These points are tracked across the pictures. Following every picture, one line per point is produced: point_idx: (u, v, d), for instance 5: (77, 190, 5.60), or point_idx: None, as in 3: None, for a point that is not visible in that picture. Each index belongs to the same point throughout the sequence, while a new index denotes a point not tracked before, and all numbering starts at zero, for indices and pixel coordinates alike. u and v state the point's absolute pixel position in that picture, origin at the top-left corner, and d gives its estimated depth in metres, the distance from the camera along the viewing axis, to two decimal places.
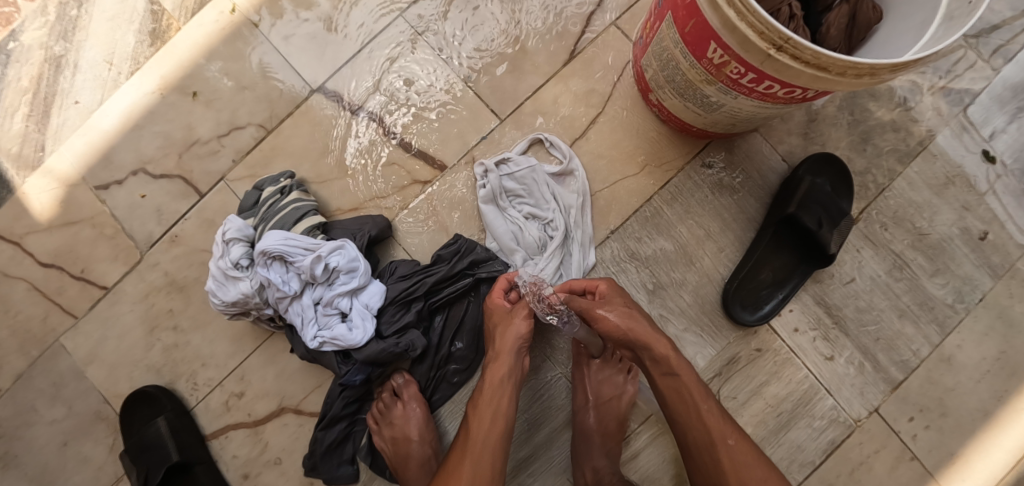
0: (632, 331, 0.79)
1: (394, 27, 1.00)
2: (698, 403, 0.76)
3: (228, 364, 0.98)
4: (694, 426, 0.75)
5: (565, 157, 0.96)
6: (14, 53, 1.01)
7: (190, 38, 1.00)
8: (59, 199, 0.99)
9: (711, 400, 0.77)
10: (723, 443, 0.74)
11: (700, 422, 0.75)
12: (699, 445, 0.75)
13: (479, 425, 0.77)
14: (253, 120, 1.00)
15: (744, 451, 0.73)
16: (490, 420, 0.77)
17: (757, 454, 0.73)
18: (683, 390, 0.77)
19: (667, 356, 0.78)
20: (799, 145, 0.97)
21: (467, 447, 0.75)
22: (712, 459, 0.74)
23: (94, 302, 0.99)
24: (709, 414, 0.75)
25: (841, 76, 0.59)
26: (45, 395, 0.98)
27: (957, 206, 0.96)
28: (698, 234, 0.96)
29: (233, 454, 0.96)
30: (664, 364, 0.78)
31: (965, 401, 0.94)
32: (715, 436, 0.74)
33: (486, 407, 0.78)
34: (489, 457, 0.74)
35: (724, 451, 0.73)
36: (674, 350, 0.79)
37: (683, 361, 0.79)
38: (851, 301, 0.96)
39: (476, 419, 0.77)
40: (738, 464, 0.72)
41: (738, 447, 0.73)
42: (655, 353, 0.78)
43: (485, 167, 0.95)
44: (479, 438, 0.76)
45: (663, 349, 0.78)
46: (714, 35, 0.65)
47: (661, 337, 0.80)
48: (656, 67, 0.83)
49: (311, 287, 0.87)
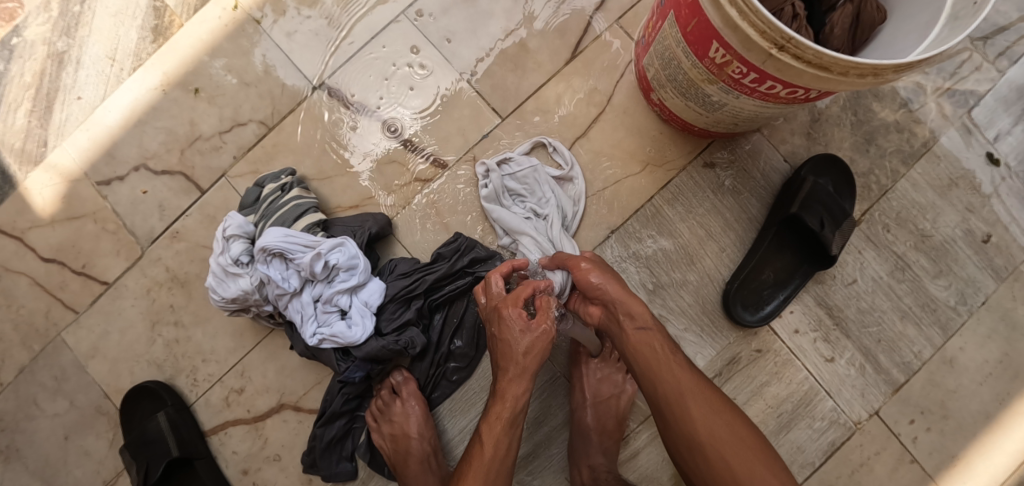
0: (611, 292, 0.78)
1: (397, 25, 1.00)
2: (668, 356, 0.74)
3: (228, 360, 0.98)
4: (666, 379, 0.73)
5: (566, 162, 0.96)
6: (17, 48, 1.01)
7: (192, 34, 1.01)
8: (61, 194, 1.00)
9: (679, 354, 0.76)
10: (693, 396, 0.72)
11: (670, 371, 0.73)
12: (668, 399, 0.72)
13: (491, 446, 0.75)
14: (255, 117, 1.00)
15: (711, 401, 0.72)
16: (502, 443, 0.75)
17: (725, 405, 0.73)
18: (655, 344, 0.75)
19: (643, 311, 0.77)
20: (802, 145, 0.97)
21: (473, 469, 0.74)
22: (682, 411, 0.71)
23: (95, 297, 0.99)
24: (680, 369, 0.73)
25: (843, 76, 0.58)
26: (47, 389, 0.98)
27: (960, 207, 0.95)
28: (699, 234, 0.96)
29: (233, 449, 0.97)
30: (638, 319, 0.76)
31: (967, 403, 0.93)
32: (685, 386, 0.72)
33: (497, 431, 0.75)
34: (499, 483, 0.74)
35: (694, 403, 0.71)
36: (648, 308, 0.78)
37: (653, 319, 0.77)
38: (853, 302, 0.95)
39: (489, 438, 0.75)
40: (710, 414, 0.71)
41: (709, 398, 0.72)
42: (626, 311, 0.77)
43: (487, 167, 0.95)
44: (492, 465, 0.74)
45: (636, 306, 0.77)
46: (716, 35, 0.65)
47: (635, 296, 0.78)
48: (658, 66, 0.83)
49: (311, 285, 0.87)
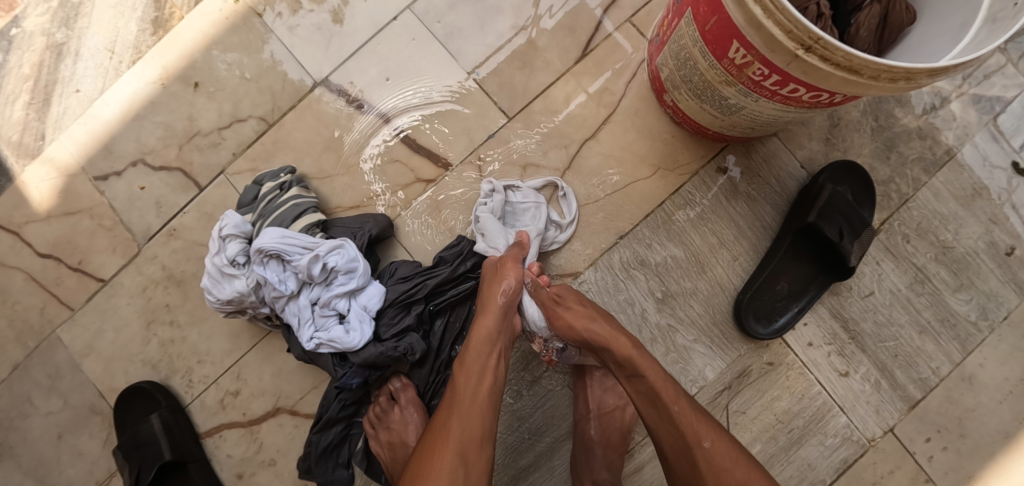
0: (589, 334, 0.78)
1: (401, 20, 0.97)
2: (667, 404, 0.72)
3: (224, 362, 0.95)
4: (667, 429, 0.71)
5: (571, 214, 0.92)
6: (16, 39, 0.99)
7: (193, 27, 0.98)
8: (58, 189, 0.98)
9: (684, 399, 0.73)
10: (698, 446, 0.69)
11: (671, 424, 0.71)
12: (674, 451, 0.71)
13: (467, 377, 0.75)
14: (255, 113, 0.97)
15: (722, 454, 0.68)
16: (479, 376, 0.75)
17: (740, 455, 0.69)
18: (653, 392, 0.73)
19: (629, 357, 0.76)
20: (820, 151, 0.93)
21: (455, 400, 0.73)
22: (688, 463, 0.69)
23: (91, 294, 0.97)
24: (681, 417, 0.71)
25: (873, 80, 0.55)
26: (41, 386, 0.96)
27: (984, 218, 0.92)
28: (711, 242, 0.93)
29: (227, 453, 0.94)
30: (629, 366, 0.76)
31: (986, 422, 0.89)
32: (688, 439, 0.70)
33: (466, 378, 0.75)
34: (479, 414, 0.72)
35: (700, 455, 0.68)
36: (637, 352, 0.76)
37: (650, 362, 0.76)
38: (869, 315, 0.92)
39: (462, 371, 0.76)
40: (718, 467, 0.67)
41: (718, 448, 0.69)
42: (620, 350, 0.76)
43: (493, 186, 0.91)
44: (469, 393, 0.74)
45: (624, 350, 0.76)
46: (738, 34, 0.61)
47: (625, 337, 0.78)
48: (673, 67, 0.79)
49: (309, 287, 0.85)
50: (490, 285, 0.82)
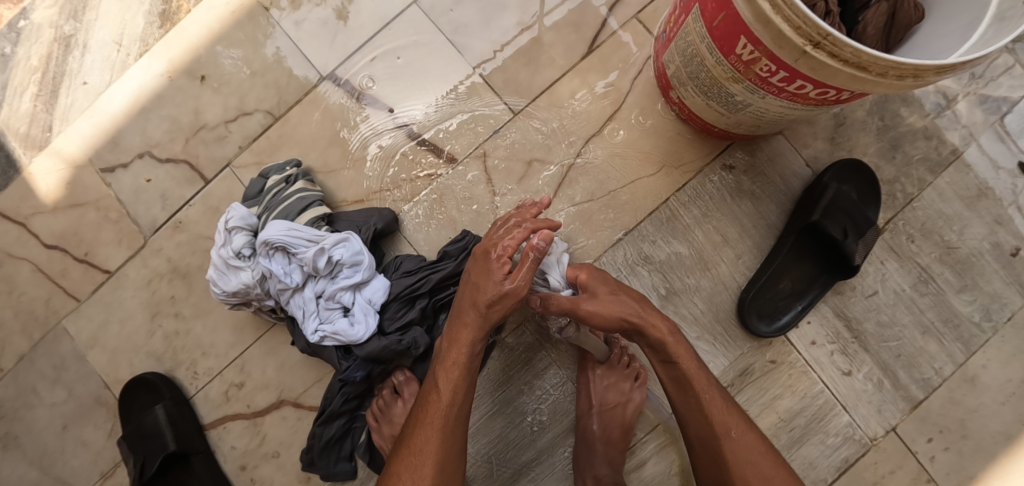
0: (625, 319, 0.76)
1: (408, 15, 0.98)
2: (700, 393, 0.74)
3: (228, 354, 0.96)
4: (697, 419, 0.73)
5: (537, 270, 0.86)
6: (24, 31, 0.99)
7: (200, 21, 0.99)
8: (65, 181, 0.98)
9: (715, 388, 0.75)
10: (726, 436, 0.71)
11: (702, 413, 0.73)
12: (703, 440, 0.73)
13: (450, 389, 0.75)
14: (262, 107, 0.98)
15: (748, 445, 0.71)
16: (460, 392, 0.75)
17: (766, 449, 0.71)
18: (686, 380, 0.75)
19: (665, 342, 0.76)
20: (825, 150, 0.93)
21: (430, 414, 0.74)
22: (715, 452, 0.71)
23: (97, 286, 0.97)
24: (712, 408, 0.73)
25: (881, 77, 0.55)
26: (46, 377, 0.97)
27: (989, 219, 0.92)
28: (715, 240, 0.93)
29: (231, 445, 0.95)
30: (664, 351, 0.76)
31: (988, 423, 0.89)
32: (718, 428, 0.72)
33: (445, 383, 0.75)
34: (456, 430, 0.74)
35: (728, 445, 0.71)
36: (675, 336, 0.77)
37: (685, 349, 0.76)
38: (872, 315, 0.92)
39: (444, 371, 0.76)
40: (745, 459, 0.70)
41: (743, 440, 0.71)
42: (659, 333, 0.76)
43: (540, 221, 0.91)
44: (448, 411, 0.74)
45: (662, 336, 0.76)
46: (745, 30, 0.61)
47: (661, 317, 0.78)
48: (679, 63, 0.80)
49: (314, 280, 0.85)
50: (480, 272, 0.78)
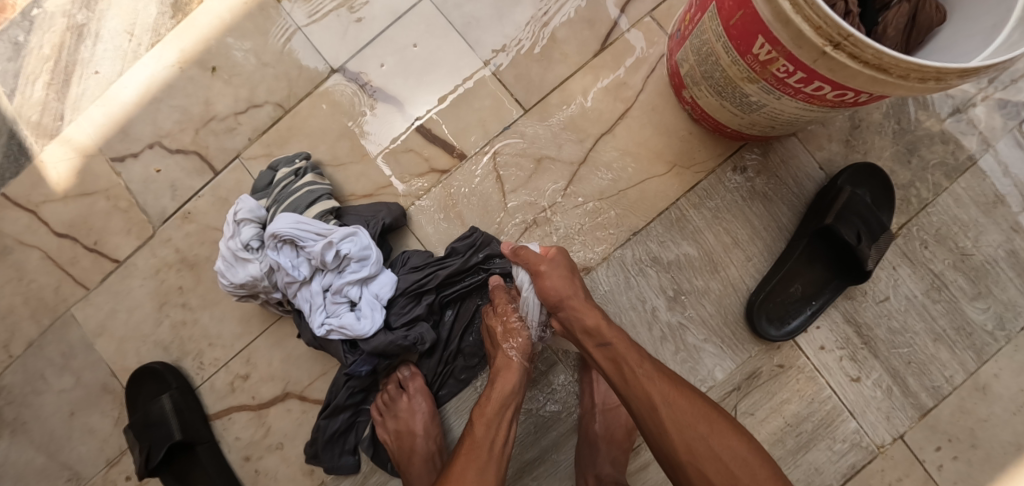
0: (566, 300, 0.78)
1: (420, 9, 0.97)
2: (633, 368, 0.71)
3: (234, 345, 0.96)
4: (634, 394, 0.69)
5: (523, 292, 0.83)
6: (37, 20, 1.00)
7: (211, 12, 0.98)
8: (76, 169, 0.98)
9: (648, 362, 0.71)
10: (663, 406, 0.67)
11: (638, 387, 0.69)
12: (642, 416, 0.68)
13: (484, 425, 0.76)
14: (272, 99, 0.98)
15: (686, 412, 0.66)
16: (494, 426, 0.76)
17: (710, 410, 0.67)
18: (620, 358, 0.72)
19: (598, 325, 0.75)
20: (840, 152, 0.92)
21: (468, 450, 0.74)
22: (656, 427, 0.67)
23: (106, 274, 0.98)
24: (650, 381, 0.69)
25: (903, 79, 0.54)
26: (54, 364, 0.97)
27: (1005, 226, 0.90)
28: (725, 241, 0.92)
29: (236, 435, 0.95)
30: (597, 334, 0.75)
31: (998, 433, 0.88)
32: (654, 399, 0.68)
33: (481, 429, 0.76)
34: (493, 463, 0.73)
35: (665, 415, 0.66)
36: (606, 320, 0.76)
37: (616, 330, 0.75)
38: (884, 321, 0.90)
39: (482, 417, 0.77)
40: (685, 428, 0.65)
41: (677, 409, 0.66)
42: (591, 316, 0.76)
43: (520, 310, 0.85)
44: (485, 444, 0.74)
45: (593, 319, 0.76)
46: (764, 29, 0.60)
47: (591, 308, 0.77)
48: (694, 62, 0.78)
49: (321, 274, 0.85)
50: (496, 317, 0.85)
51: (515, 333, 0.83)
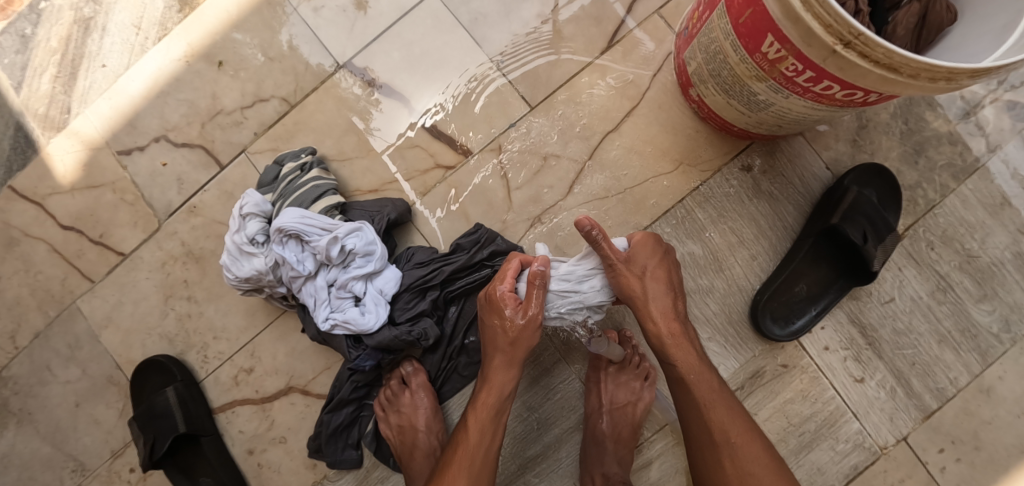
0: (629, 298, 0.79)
1: (427, 5, 0.97)
2: (703, 395, 0.76)
3: (239, 339, 0.97)
4: (697, 423, 0.76)
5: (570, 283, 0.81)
6: (44, 12, 1.00)
7: (218, 6, 0.98)
8: (82, 162, 0.99)
9: (720, 391, 0.77)
10: (726, 441, 0.73)
11: (702, 416, 0.75)
12: (700, 444, 0.75)
13: (478, 431, 0.78)
14: (278, 93, 0.98)
15: (749, 451, 0.72)
16: (488, 433, 0.78)
17: (768, 459, 0.72)
18: (688, 382, 0.77)
19: (665, 345, 0.79)
20: (847, 152, 0.92)
21: (458, 456, 0.77)
22: (714, 459, 0.73)
23: (112, 267, 0.98)
24: (720, 412, 0.75)
25: (913, 79, 0.54)
26: (60, 356, 0.98)
27: (1012, 228, 0.90)
28: (730, 240, 0.92)
29: (239, 428, 0.95)
30: (663, 353, 0.79)
31: (1001, 436, 0.88)
32: (718, 432, 0.74)
33: (474, 433, 0.78)
34: (482, 469, 0.77)
35: (727, 448, 0.73)
36: (675, 337, 0.79)
37: (686, 350, 0.79)
38: (888, 322, 0.90)
39: (475, 418, 0.79)
40: (743, 466, 0.72)
41: (744, 448, 0.73)
42: (661, 334, 0.79)
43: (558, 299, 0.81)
44: (478, 452, 0.77)
45: (660, 336, 0.79)
46: (774, 27, 0.60)
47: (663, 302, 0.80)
48: (701, 60, 0.78)
49: (326, 268, 0.85)
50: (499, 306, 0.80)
51: (523, 333, 0.79)
